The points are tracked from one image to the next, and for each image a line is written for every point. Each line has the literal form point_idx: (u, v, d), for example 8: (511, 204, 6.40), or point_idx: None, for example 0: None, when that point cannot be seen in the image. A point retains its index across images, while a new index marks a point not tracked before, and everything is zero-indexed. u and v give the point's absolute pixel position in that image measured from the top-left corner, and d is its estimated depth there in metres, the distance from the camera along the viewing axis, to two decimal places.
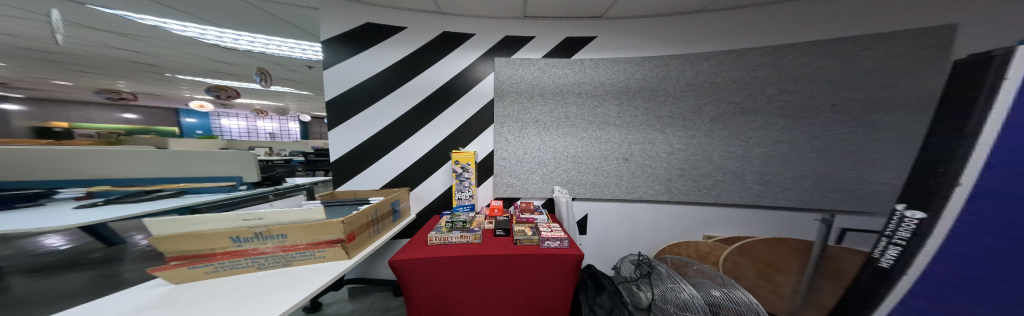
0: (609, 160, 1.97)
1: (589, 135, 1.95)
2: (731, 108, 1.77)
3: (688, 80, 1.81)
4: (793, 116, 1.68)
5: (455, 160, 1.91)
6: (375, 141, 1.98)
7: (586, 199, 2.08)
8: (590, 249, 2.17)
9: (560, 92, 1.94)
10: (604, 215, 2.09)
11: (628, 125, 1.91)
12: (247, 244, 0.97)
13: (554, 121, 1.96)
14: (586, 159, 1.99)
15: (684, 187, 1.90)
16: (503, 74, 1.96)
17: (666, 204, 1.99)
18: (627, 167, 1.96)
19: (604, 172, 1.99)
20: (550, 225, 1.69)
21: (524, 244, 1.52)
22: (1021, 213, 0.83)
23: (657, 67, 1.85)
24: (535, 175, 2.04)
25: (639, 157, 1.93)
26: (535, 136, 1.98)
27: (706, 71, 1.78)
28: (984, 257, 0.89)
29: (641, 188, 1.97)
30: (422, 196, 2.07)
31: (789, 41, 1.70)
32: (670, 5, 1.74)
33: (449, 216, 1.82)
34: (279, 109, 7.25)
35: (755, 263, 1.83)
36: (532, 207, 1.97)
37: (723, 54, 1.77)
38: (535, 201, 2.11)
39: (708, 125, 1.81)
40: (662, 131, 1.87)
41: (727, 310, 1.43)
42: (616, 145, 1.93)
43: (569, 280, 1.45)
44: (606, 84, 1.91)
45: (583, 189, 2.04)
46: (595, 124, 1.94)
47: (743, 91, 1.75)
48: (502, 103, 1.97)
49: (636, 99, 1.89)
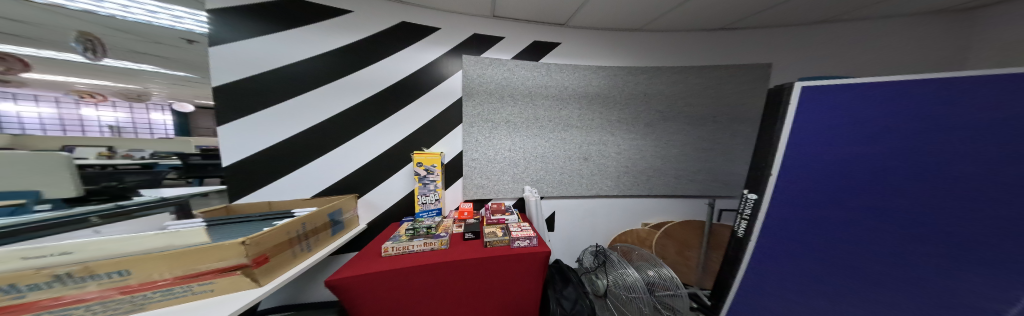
0: (573, 160, 2.11)
1: (556, 136, 2.05)
2: (659, 116, 2.11)
3: (630, 90, 2.09)
4: (699, 124, 2.12)
5: (418, 161, 1.74)
6: (312, 140, 1.67)
7: (554, 197, 2.19)
8: (556, 245, 2.29)
9: (528, 94, 1.99)
10: (569, 211, 2.23)
11: (587, 128, 2.08)
12: (43, 293, 0.67)
13: (523, 122, 1.99)
14: (553, 160, 2.09)
15: (629, 182, 2.18)
16: (471, 73, 1.90)
17: (618, 198, 2.24)
18: (589, 167, 2.13)
19: (569, 171, 2.12)
20: (519, 224, 1.72)
21: (493, 246, 1.50)
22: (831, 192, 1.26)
23: (610, 76, 2.07)
24: (506, 175, 2.04)
25: (597, 157, 2.13)
26: (505, 137, 1.98)
27: (641, 83, 2.09)
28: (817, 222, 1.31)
29: (598, 185, 2.17)
30: (378, 202, 1.84)
31: (699, 63, 2.11)
32: (621, 23, 1.95)
33: (411, 223, 1.70)
34: (131, 96, 5.15)
35: (673, 242, 2.17)
36: (504, 208, 1.96)
37: (655, 70, 2.08)
38: (506, 201, 2.11)
39: (644, 129, 2.12)
40: (614, 133, 2.10)
41: (659, 286, 1.75)
42: (578, 146, 2.09)
43: (537, 276, 1.49)
44: (569, 88, 2.04)
45: (550, 188, 2.12)
46: (559, 126, 2.05)
47: (668, 102, 2.10)
48: (469, 101, 1.90)
49: (594, 104, 2.07)
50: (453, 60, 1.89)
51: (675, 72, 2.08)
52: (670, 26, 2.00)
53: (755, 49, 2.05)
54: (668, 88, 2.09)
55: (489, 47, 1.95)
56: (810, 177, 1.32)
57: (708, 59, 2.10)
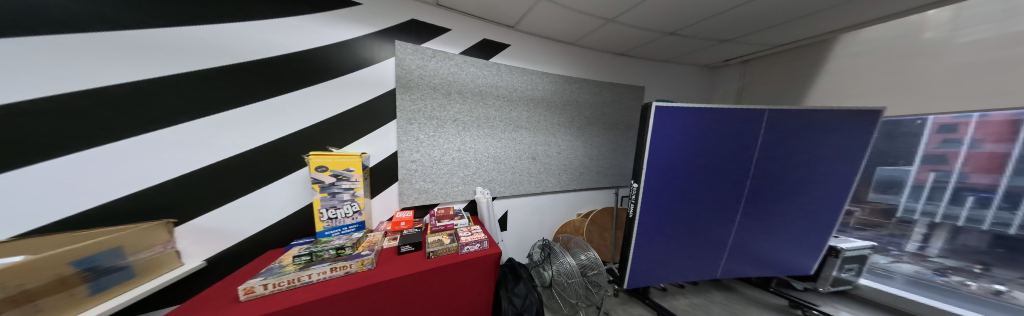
0: (523, 160, 2.12)
1: (507, 137, 2.01)
2: (594, 123, 2.38)
3: (569, 97, 2.24)
4: (619, 132, 2.58)
5: (320, 165, 1.28)
6: (84, 128, 0.95)
7: (506, 197, 2.19)
8: (507, 243, 2.28)
9: (477, 92, 1.83)
10: (519, 208, 2.28)
11: (534, 130, 2.13)
12: None
13: (473, 122, 1.84)
14: (505, 160, 2.04)
15: (569, 178, 2.41)
16: (409, 64, 1.57)
17: (558, 193, 2.45)
18: (536, 167, 2.20)
19: (518, 172, 2.12)
20: (469, 228, 1.57)
21: (438, 256, 1.30)
22: (709, 188, 1.65)
23: (554, 83, 2.15)
24: (454, 178, 1.85)
25: (543, 157, 2.22)
26: (453, 137, 1.78)
27: (574, 91, 2.23)
28: (698, 208, 1.71)
29: (543, 182, 2.27)
30: (254, 220, 1.26)
31: (622, 81, 2.53)
32: (565, 38, 2.05)
33: (308, 246, 1.24)
34: None
35: (595, 228, 2.42)
36: (452, 213, 1.73)
37: (592, 84, 2.34)
38: (455, 205, 1.92)
39: (580, 132, 2.37)
40: (556, 137, 2.25)
41: (591, 268, 1.75)
42: (527, 148, 2.12)
43: (490, 278, 1.41)
44: (518, 90, 2.01)
45: (501, 189, 2.07)
46: (509, 128, 2.00)
47: (600, 111, 2.40)
48: (403, 95, 1.57)
49: (540, 107, 2.12)
50: (383, 45, 1.51)
51: (600, 86, 2.38)
52: (598, 45, 2.21)
53: (657, 78, 2.63)
54: (595, 98, 2.37)
55: (427, 34, 1.66)
56: (708, 178, 1.64)
57: (623, 77, 2.51)
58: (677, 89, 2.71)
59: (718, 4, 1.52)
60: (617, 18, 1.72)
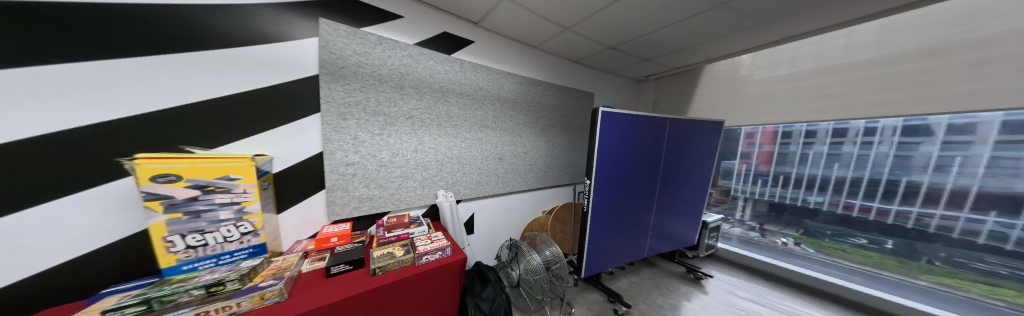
0: (490, 159, 1.91)
1: (472, 134, 1.77)
2: (563, 126, 2.34)
3: (534, 99, 2.08)
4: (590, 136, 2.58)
5: (165, 172, 0.80)
6: None
7: (473, 199, 1.94)
8: (477, 247, 2.09)
9: (434, 87, 1.57)
10: (489, 210, 2.07)
11: (500, 128, 1.91)
12: None
13: (430, 118, 1.58)
14: (471, 160, 1.81)
15: (538, 177, 2.25)
16: (341, 47, 1.25)
17: (529, 193, 2.30)
18: (505, 165, 2.01)
19: (486, 173, 1.91)
20: (428, 235, 1.37)
21: (387, 271, 1.07)
22: (647, 183, 1.85)
23: (518, 84, 1.96)
24: (409, 182, 1.55)
25: (510, 157, 2.03)
26: (406, 136, 1.50)
27: (540, 92, 2.11)
28: (639, 202, 1.86)
29: (512, 183, 2.09)
30: (27, 260, 0.78)
31: (592, 88, 2.54)
32: (531, 41, 1.91)
33: (142, 290, 0.77)
34: None
35: (556, 223, 2.28)
36: (408, 220, 1.48)
37: (563, 87, 2.26)
38: (412, 211, 1.64)
39: (550, 131, 2.24)
40: (524, 137, 2.07)
41: (554, 264, 1.62)
42: (495, 146, 1.91)
43: (454, 288, 1.26)
44: (481, 88, 1.78)
45: (467, 192, 1.83)
46: (474, 126, 1.77)
47: (569, 115, 2.36)
48: (328, 85, 1.22)
49: (506, 108, 1.93)
50: (301, 24, 1.18)
51: (566, 89, 2.28)
52: (559, 51, 2.08)
53: (622, 87, 2.77)
54: (557, 101, 2.23)
55: (367, 16, 1.35)
56: (648, 175, 1.85)
57: (586, 86, 2.45)
58: (637, 99, 2.92)
59: (642, 27, 1.63)
60: (569, 26, 1.67)
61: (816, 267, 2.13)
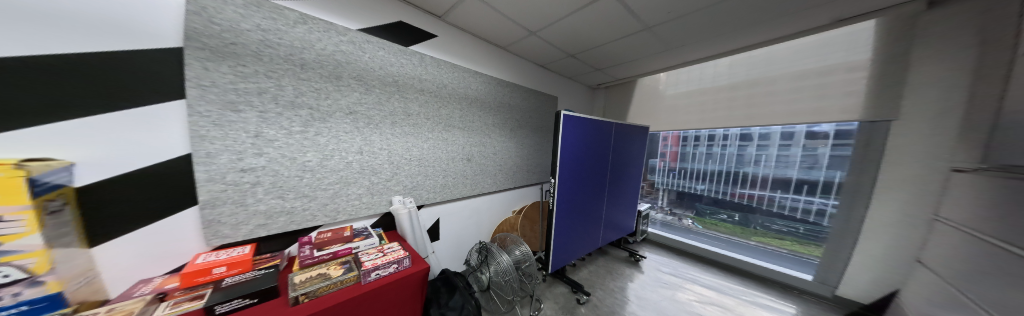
0: (455, 161, 1.77)
1: (433, 134, 1.61)
2: (530, 128, 2.30)
3: (503, 99, 2.01)
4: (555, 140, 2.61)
5: None
6: None
7: (437, 204, 1.78)
8: (443, 254, 1.93)
9: (383, 81, 1.34)
10: (455, 214, 1.94)
11: (468, 127, 1.80)
12: None
13: (380, 116, 1.35)
14: (435, 162, 1.64)
15: (506, 178, 2.19)
16: (242, 19, 0.95)
17: (498, 193, 2.22)
18: (473, 166, 1.90)
19: (452, 175, 1.77)
20: (381, 248, 1.17)
21: (318, 297, 0.85)
22: (606, 182, 2.00)
23: (486, 83, 1.87)
24: (347, 190, 1.28)
25: (479, 157, 1.93)
26: (346, 136, 1.23)
27: (506, 93, 2.04)
28: (599, 199, 1.98)
29: (480, 185, 1.98)
30: None
31: (557, 93, 2.57)
32: (498, 40, 1.84)
33: None
34: None
35: (527, 222, 2.21)
36: (351, 233, 1.23)
37: (529, 90, 2.23)
38: (356, 223, 1.38)
39: (515, 133, 2.16)
40: (492, 137, 1.99)
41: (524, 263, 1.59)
42: (461, 146, 1.78)
43: (414, 304, 1.11)
44: (440, 85, 1.61)
45: (430, 195, 1.66)
46: (435, 124, 1.61)
47: (535, 117, 2.33)
48: (193, 59, 0.87)
49: (474, 107, 1.82)
50: None
51: (533, 92, 2.26)
52: (528, 54, 2.07)
53: (583, 93, 2.89)
54: (523, 102, 2.18)
55: None
56: (608, 173, 1.99)
57: (549, 89, 2.46)
58: (597, 105, 3.06)
59: (599, 38, 1.70)
60: (534, 30, 1.66)
61: (707, 240, 2.45)
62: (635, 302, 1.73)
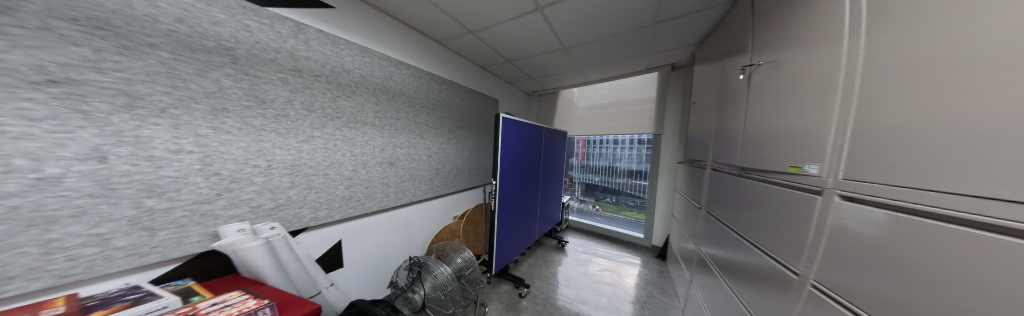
0: (361, 166, 1.18)
1: (317, 133, 1.01)
2: (474, 130, 1.93)
3: (433, 98, 1.55)
4: None
5: None
6: None
7: (343, 222, 1.18)
8: (350, 284, 1.26)
9: (186, 42, 0.71)
10: (373, 231, 1.32)
11: (381, 125, 1.25)
12: None
13: (172, 101, 0.69)
14: (323, 169, 1.04)
15: (442, 183, 1.70)
16: None
17: (438, 199, 1.72)
18: (394, 174, 1.35)
19: (359, 188, 1.19)
20: (193, 308, 0.60)
21: None
22: (540, 180, 2.12)
23: (415, 77, 1.42)
24: (41, 235, 0.54)
25: (406, 160, 1.41)
26: (33, 130, 0.52)
27: (439, 91, 1.60)
28: (535, 196, 2.08)
29: (409, 191, 1.46)
30: None
31: (499, 96, 2.33)
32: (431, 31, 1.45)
33: None
34: None
35: (471, 226, 1.89)
36: (71, 308, 0.53)
37: (469, 92, 1.87)
38: (86, 289, 0.62)
39: (454, 136, 1.73)
40: (423, 135, 1.50)
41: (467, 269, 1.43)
42: (374, 148, 1.23)
43: None
44: (324, 63, 1.02)
45: (316, 219, 1.04)
46: (315, 116, 1.00)
47: (478, 120, 1.98)
48: None
49: (396, 102, 1.32)
50: None
51: (473, 92, 1.92)
52: (468, 53, 1.76)
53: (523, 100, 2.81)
54: (464, 103, 1.81)
55: None
56: (541, 172, 2.11)
57: (492, 93, 2.20)
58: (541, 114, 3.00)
59: (532, 50, 1.70)
60: (476, 30, 1.44)
61: (595, 219, 2.85)
62: (563, 283, 1.85)
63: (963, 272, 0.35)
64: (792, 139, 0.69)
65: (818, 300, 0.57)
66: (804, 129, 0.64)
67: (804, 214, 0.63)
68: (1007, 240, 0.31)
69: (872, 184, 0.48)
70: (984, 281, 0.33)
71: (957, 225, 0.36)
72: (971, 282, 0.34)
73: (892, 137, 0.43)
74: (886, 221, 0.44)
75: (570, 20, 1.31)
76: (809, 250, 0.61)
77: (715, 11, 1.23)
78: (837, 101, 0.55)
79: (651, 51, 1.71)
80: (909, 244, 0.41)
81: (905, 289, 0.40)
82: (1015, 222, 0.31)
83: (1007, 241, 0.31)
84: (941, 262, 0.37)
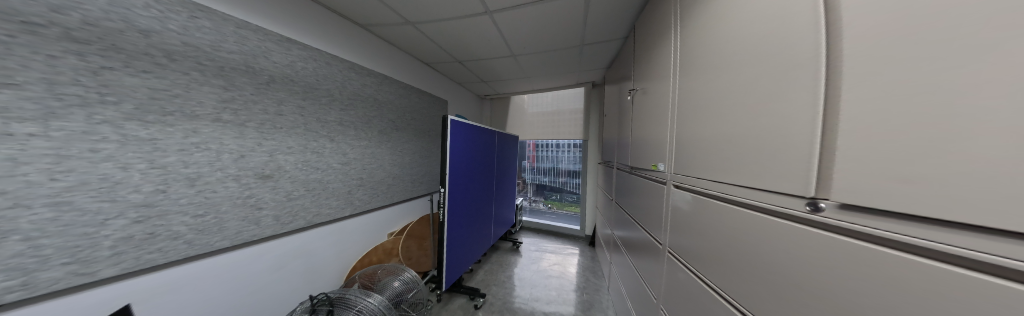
0: (182, 184, 0.71)
1: (34, 130, 0.52)
2: (417, 133, 1.64)
3: (353, 91, 1.18)
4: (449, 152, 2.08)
5: None
6: None
7: (143, 273, 0.68)
8: None
9: None
10: (235, 273, 0.86)
11: (238, 120, 0.81)
12: None
13: None
14: (58, 194, 0.55)
15: (367, 196, 1.28)
16: None
17: (358, 218, 1.28)
18: (271, 195, 0.90)
19: (180, 219, 0.71)
20: None
21: None
22: (494, 186, 2.05)
23: (316, 62, 1.04)
24: None
25: (299, 169, 0.98)
26: None
27: (362, 83, 1.24)
28: (489, 202, 1.99)
29: (308, 212, 1.03)
30: None
31: (446, 96, 2.10)
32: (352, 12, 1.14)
33: None
34: None
35: (413, 242, 1.55)
36: None
37: (409, 89, 1.57)
38: None
39: (390, 141, 1.40)
40: (334, 138, 1.10)
41: (409, 292, 1.16)
42: (218, 154, 0.77)
43: None
44: (52, 4, 0.54)
45: (15, 295, 0.52)
46: (4, 94, 0.49)
47: (422, 122, 1.69)
48: None
49: (278, 91, 0.91)
50: None
51: (415, 90, 1.63)
52: (408, 46, 1.50)
53: (473, 103, 2.66)
54: (401, 101, 1.49)
55: None
56: (494, 178, 2.04)
57: (438, 92, 1.97)
58: (497, 120, 2.91)
59: (482, 52, 1.62)
60: (417, 22, 1.25)
61: (542, 217, 2.97)
62: (518, 285, 1.82)
63: (818, 278, 0.32)
64: (651, 141, 0.86)
65: (672, 264, 0.69)
66: (658, 135, 0.81)
67: (659, 198, 0.78)
68: (856, 242, 0.28)
69: (691, 176, 0.61)
70: (837, 286, 0.29)
71: (801, 223, 0.35)
72: (828, 290, 0.30)
73: (701, 140, 0.59)
74: (752, 220, 0.43)
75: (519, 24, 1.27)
76: (662, 223, 0.76)
77: (613, 44, 1.50)
78: (670, 117, 0.73)
79: (578, 69, 1.91)
80: (747, 231, 0.44)
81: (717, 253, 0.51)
82: (861, 223, 0.27)
83: (856, 244, 0.28)
84: (802, 265, 0.34)
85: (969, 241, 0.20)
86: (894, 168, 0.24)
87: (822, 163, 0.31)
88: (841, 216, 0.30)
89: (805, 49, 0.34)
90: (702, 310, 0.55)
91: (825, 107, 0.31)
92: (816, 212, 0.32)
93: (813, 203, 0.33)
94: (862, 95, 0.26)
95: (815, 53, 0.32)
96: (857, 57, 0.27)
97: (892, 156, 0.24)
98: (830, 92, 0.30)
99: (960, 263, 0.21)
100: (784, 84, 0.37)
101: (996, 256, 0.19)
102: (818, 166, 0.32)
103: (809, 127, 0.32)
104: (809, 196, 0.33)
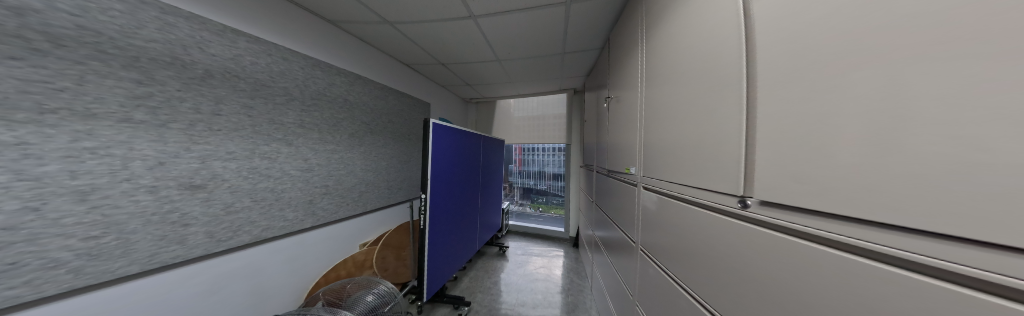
0: (69, 200, 0.59)
1: None
2: (395, 136, 1.56)
3: (316, 92, 1.09)
4: None
5: None
6: None
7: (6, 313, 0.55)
8: None
9: None
10: (157, 300, 0.74)
11: (158, 121, 0.70)
12: None
13: None
14: None
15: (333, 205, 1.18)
16: None
17: (322, 230, 1.18)
18: (202, 210, 0.79)
19: (62, 243, 0.59)
20: None
21: None
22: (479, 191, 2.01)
23: (270, 59, 0.95)
24: None
25: (244, 177, 0.88)
26: None
27: (329, 83, 1.15)
28: (474, 208, 1.94)
29: (257, 224, 0.92)
30: None
31: (428, 99, 2.04)
32: (318, 7, 1.07)
33: None
34: None
35: (389, 253, 1.45)
36: None
37: (386, 90, 1.49)
38: None
39: (362, 145, 1.31)
40: (291, 142, 1.00)
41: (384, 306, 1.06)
42: (125, 162, 0.65)
43: None
44: None
45: None
46: None
47: (401, 124, 1.62)
48: None
49: (217, 89, 0.81)
50: None
51: (393, 91, 1.56)
52: (385, 46, 1.44)
53: (457, 106, 2.62)
54: (376, 102, 1.41)
55: None
56: (480, 183, 2.01)
57: (419, 94, 1.90)
58: (481, 124, 2.89)
59: (464, 56, 1.61)
60: (397, 22, 1.20)
61: (527, 221, 2.96)
62: (504, 290, 1.77)
63: (775, 279, 0.32)
64: (623, 145, 0.90)
65: (645, 263, 0.70)
66: (628, 140, 0.85)
67: (632, 199, 0.80)
68: (800, 242, 0.30)
69: (655, 178, 0.65)
70: (798, 291, 0.29)
71: (744, 221, 0.38)
72: (797, 296, 0.29)
73: (660, 144, 0.63)
74: (715, 221, 0.43)
75: (500, 31, 1.28)
76: (636, 224, 0.77)
77: (591, 54, 1.56)
78: (639, 123, 0.76)
79: (559, 76, 1.97)
80: (702, 231, 0.47)
81: (682, 252, 0.53)
82: (798, 222, 0.30)
83: (799, 243, 0.30)
84: (769, 269, 0.33)
85: (867, 234, 0.23)
86: (796, 170, 0.29)
87: (747, 165, 0.36)
88: (792, 217, 0.31)
89: (730, 68, 0.40)
90: (673, 310, 0.55)
91: (747, 117, 0.36)
92: (745, 209, 0.37)
93: (742, 200, 0.38)
94: (774, 110, 0.32)
95: (737, 71, 0.38)
96: (770, 78, 0.33)
97: (795, 161, 0.29)
98: (750, 108, 0.36)
99: (886, 260, 0.22)
100: (717, 98, 0.42)
101: (961, 265, 0.18)
102: (744, 168, 0.37)
103: (740, 135, 0.37)
104: (737, 195, 0.39)
